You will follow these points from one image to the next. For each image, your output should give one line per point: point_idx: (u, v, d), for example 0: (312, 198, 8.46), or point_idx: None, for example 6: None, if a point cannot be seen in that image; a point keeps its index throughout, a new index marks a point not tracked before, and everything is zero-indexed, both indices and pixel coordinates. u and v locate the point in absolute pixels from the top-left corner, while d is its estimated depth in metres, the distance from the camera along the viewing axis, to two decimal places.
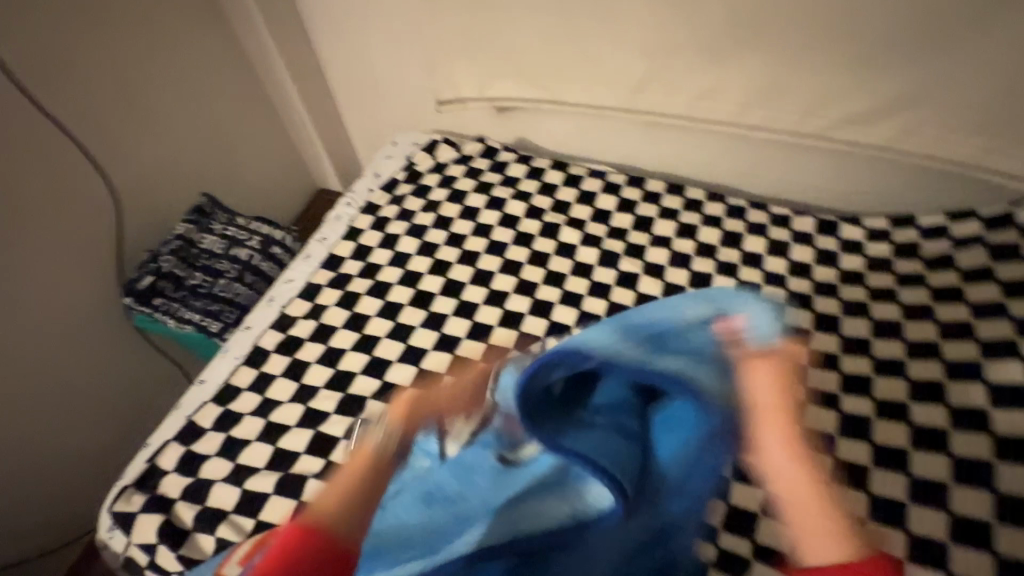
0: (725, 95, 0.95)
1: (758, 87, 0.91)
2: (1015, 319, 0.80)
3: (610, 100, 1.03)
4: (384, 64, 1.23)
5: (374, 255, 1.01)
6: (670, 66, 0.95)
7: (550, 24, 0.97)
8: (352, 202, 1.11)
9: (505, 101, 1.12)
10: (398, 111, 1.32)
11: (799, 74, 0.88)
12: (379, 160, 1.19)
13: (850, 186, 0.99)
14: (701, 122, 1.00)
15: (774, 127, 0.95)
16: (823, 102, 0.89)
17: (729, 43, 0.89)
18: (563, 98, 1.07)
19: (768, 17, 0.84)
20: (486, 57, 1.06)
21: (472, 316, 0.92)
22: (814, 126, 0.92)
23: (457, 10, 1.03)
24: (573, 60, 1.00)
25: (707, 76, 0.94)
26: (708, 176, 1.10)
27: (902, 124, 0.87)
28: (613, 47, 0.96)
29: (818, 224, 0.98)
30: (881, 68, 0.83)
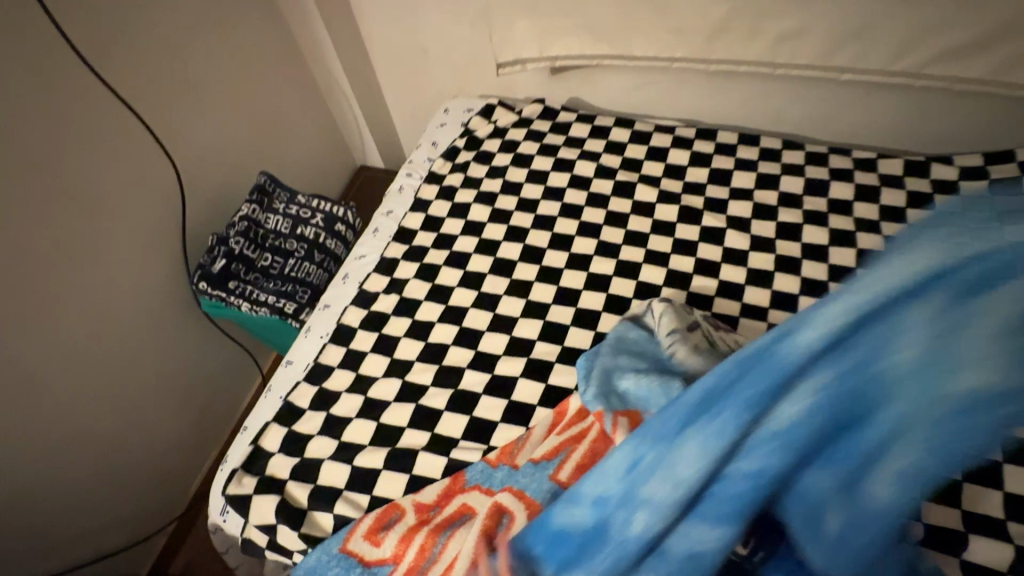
0: (811, 36, 0.89)
1: (849, 24, 0.86)
2: None
3: (682, 50, 0.98)
4: (431, 29, 1.18)
5: (446, 225, 0.98)
6: (752, 7, 0.89)
7: None
8: (413, 172, 1.08)
9: (566, 60, 1.06)
10: (444, 79, 1.28)
11: (896, 6, 0.83)
12: (434, 129, 1.16)
13: (940, 126, 0.95)
14: (782, 68, 0.94)
15: (863, 67, 0.90)
16: (921, 37, 0.84)
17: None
18: (631, 53, 1.01)
19: None
20: (547, 11, 1.01)
21: (556, 280, 0.90)
22: (908, 64, 0.87)
23: None
24: (643, 8, 0.95)
25: (793, 16, 0.88)
26: (783, 125, 1.06)
27: (1009, 55, 0.82)
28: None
29: (906, 165, 0.94)
30: None
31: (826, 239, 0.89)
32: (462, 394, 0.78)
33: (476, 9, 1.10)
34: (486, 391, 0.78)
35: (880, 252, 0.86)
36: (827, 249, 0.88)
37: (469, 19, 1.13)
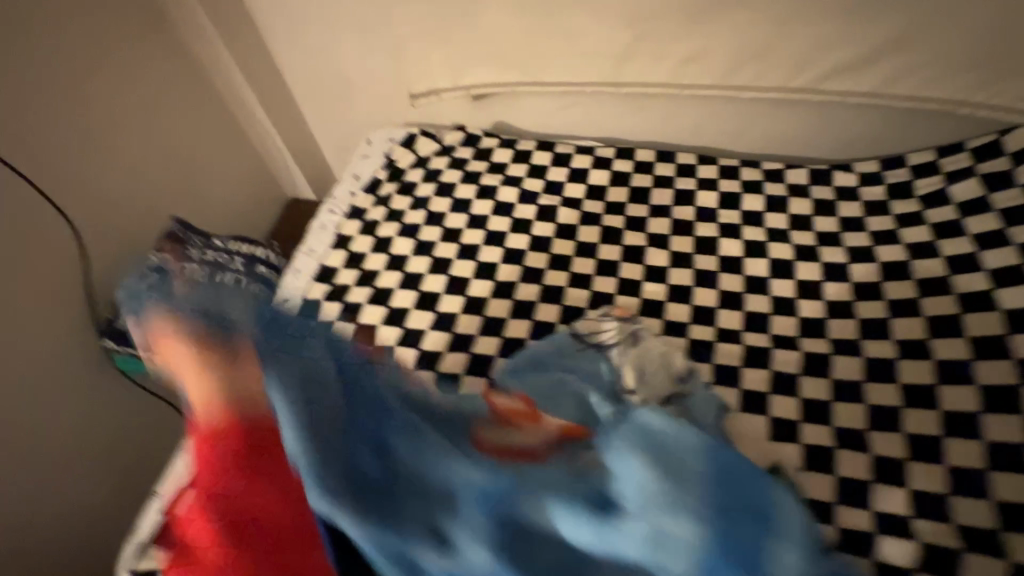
0: (710, 59, 0.93)
1: (745, 46, 0.90)
2: (1016, 244, 0.80)
3: (593, 76, 1.00)
4: (348, 61, 1.17)
5: (370, 261, 0.96)
6: (652, 33, 0.92)
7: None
8: (335, 208, 1.06)
9: (480, 88, 1.07)
10: (366, 110, 1.27)
11: (785, 26, 0.87)
12: (357, 162, 1.14)
13: (839, 135, 0.99)
14: (688, 89, 0.97)
15: (761, 85, 0.94)
16: (810, 56, 0.89)
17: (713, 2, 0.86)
18: (543, 79, 1.02)
19: None
20: (458, 41, 1.01)
21: (483, 311, 0.89)
22: (802, 81, 0.92)
23: None
24: (550, 38, 0.97)
25: (691, 41, 0.91)
26: (696, 140, 1.08)
27: (889, 70, 0.87)
28: (594, 17, 0.92)
29: (811, 174, 0.99)
30: (864, 15, 0.83)
31: (740, 251, 0.92)
32: None
33: (388, 42, 1.10)
34: None
35: (790, 261, 0.89)
36: (742, 261, 0.91)
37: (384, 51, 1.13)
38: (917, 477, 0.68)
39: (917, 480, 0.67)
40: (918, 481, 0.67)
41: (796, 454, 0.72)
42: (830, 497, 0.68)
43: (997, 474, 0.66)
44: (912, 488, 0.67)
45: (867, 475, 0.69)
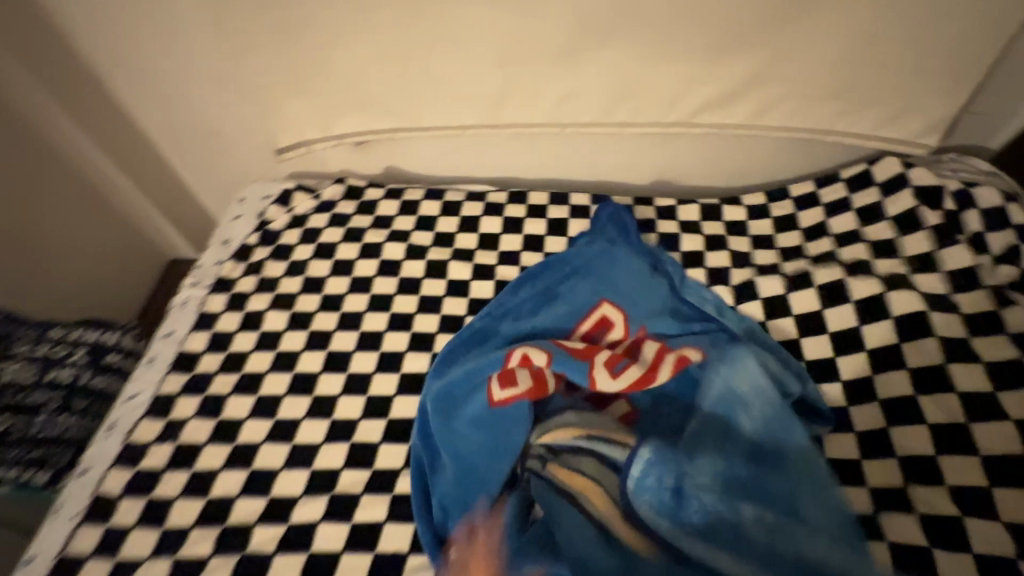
0: (587, 99, 0.90)
1: (620, 84, 0.87)
2: (878, 275, 0.78)
3: (469, 121, 0.95)
4: (211, 112, 1.06)
5: (237, 341, 0.86)
6: (523, 76, 0.88)
7: (382, 46, 0.86)
8: (198, 280, 0.94)
9: (354, 135, 0.99)
10: (242, 163, 1.15)
11: (657, 64, 0.84)
12: (227, 224, 1.02)
13: (725, 164, 0.97)
14: (570, 129, 0.94)
15: (642, 123, 0.92)
16: (683, 93, 0.87)
17: (583, 42, 0.83)
18: (422, 125, 0.97)
19: (613, 10, 0.79)
20: (320, 89, 0.94)
21: (365, 390, 0.80)
22: (678, 117, 0.90)
23: (273, 42, 0.89)
24: (419, 84, 0.91)
25: (564, 82, 0.88)
26: (593, 176, 1.04)
27: (759, 102, 0.87)
28: (462, 58, 0.87)
29: (702, 209, 0.95)
30: (728, 52, 0.82)
31: None
32: (250, 559, 0.67)
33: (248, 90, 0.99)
34: (279, 549, 0.68)
35: None
36: None
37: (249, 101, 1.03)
38: None
39: None
40: None
41: None
42: None
43: (884, 517, 0.62)
44: None
45: None
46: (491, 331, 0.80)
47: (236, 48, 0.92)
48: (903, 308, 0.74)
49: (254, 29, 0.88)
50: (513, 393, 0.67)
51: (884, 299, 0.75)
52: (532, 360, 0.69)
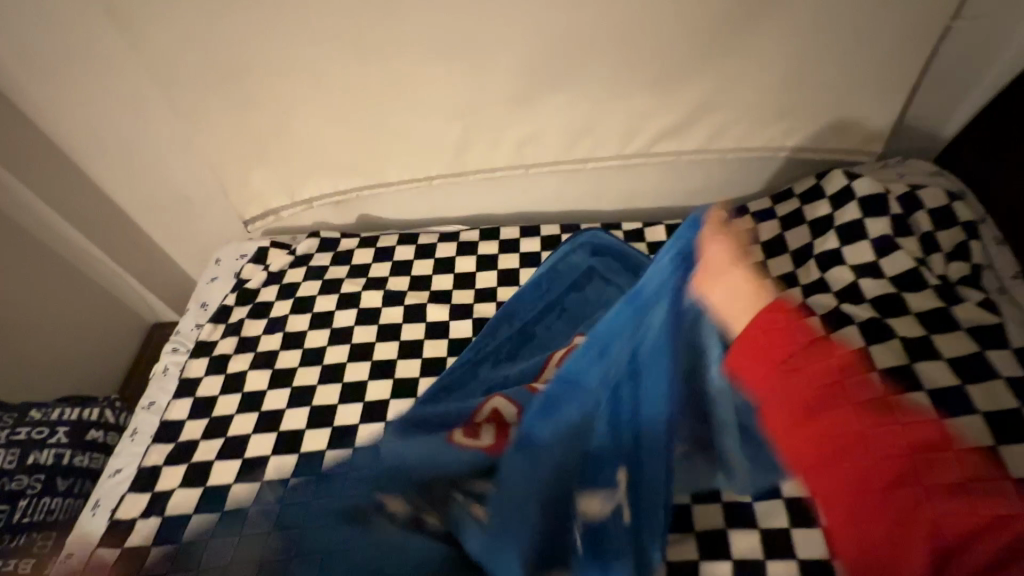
0: (547, 139, 0.93)
1: (576, 123, 0.91)
2: (837, 290, 0.81)
3: (437, 167, 0.98)
4: (183, 177, 1.08)
5: (219, 404, 0.85)
6: (484, 122, 0.91)
7: (346, 105, 0.89)
8: (179, 346, 0.94)
9: (320, 198, 1.03)
10: (216, 224, 1.16)
11: (608, 101, 0.88)
12: (204, 286, 1.03)
13: (685, 186, 1.01)
14: (533, 167, 0.97)
15: (602, 156, 0.96)
16: (638, 124, 0.91)
17: (533, 90, 0.87)
18: (387, 179, 1.00)
19: (563, 57, 0.83)
20: (289, 148, 0.96)
21: (352, 442, 0.80)
22: (636, 147, 0.94)
23: (237, 109, 0.91)
24: (385, 137, 0.94)
25: (523, 125, 0.92)
26: (558, 210, 1.07)
27: (711, 127, 0.91)
28: (420, 112, 0.90)
29: (667, 231, 0.98)
30: (677, 83, 0.86)
31: None
32: None
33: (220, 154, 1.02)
34: None
35: None
36: None
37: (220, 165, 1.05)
38: (800, 545, 0.65)
39: (801, 549, 0.65)
40: (802, 549, 0.65)
41: (691, 546, 0.67)
42: None
43: None
44: (801, 560, 0.64)
45: (759, 553, 0.65)
46: (470, 376, 0.80)
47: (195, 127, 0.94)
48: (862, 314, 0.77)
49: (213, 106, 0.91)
50: (472, 446, 0.61)
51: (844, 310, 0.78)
52: (502, 412, 0.68)
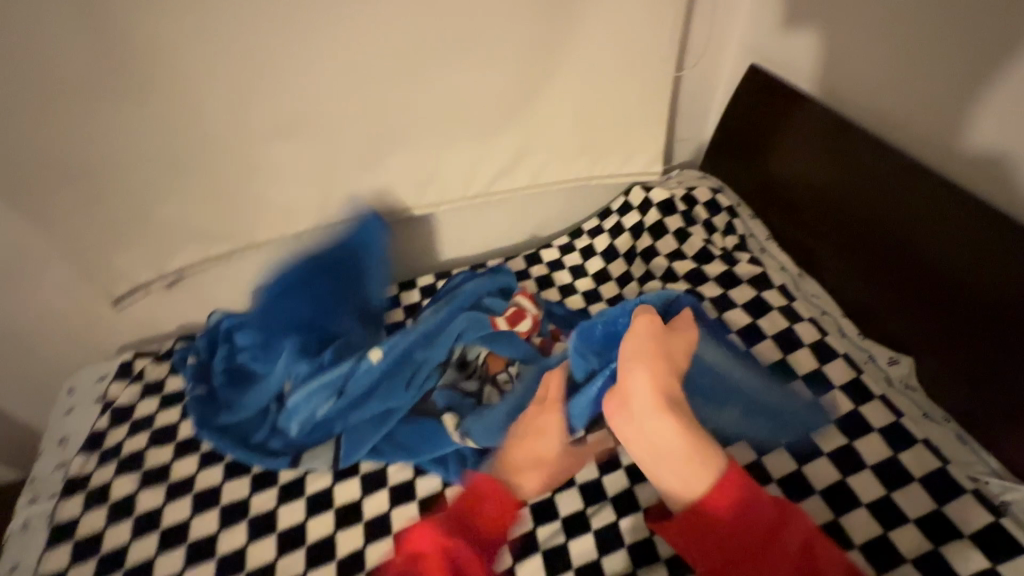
0: (399, 189, 1.02)
1: (422, 172, 1.02)
2: (659, 276, 1.04)
3: (303, 223, 1.01)
4: (11, 306, 0.98)
5: (110, 535, 0.78)
6: (340, 184, 0.98)
7: (200, 191, 0.91)
8: (40, 492, 0.83)
9: (193, 267, 0.98)
10: (61, 350, 1.06)
11: (445, 153, 1.01)
12: (59, 421, 0.93)
13: (533, 220, 1.20)
14: (391, 214, 1.05)
15: (450, 198, 1.07)
16: (473, 167, 1.04)
17: (376, 151, 0.96)
18: (254, 239, 0.99)
19: (397, 121, 0.94)
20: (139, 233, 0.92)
21: (274, 527, 0.79)
22: (478, 188, 1.07)
23: (71, 207, 0.87)
24: (243, 209, 0.95)
25: (375, 179, 1.00)
26: (423, 252, 1.17)
27: (535, 162, 1.08)
28: (278, 187, 0.95)
29: (526, 259, 1.17)
30: (499, 130, 1.01)
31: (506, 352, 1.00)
32: None
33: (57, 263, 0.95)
34: None
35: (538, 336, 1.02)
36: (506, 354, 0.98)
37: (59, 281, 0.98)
38: None
39: None
40: None
41: (608, 509, 0.79)
42: (646, 533, 0.76)
43: None
44: None
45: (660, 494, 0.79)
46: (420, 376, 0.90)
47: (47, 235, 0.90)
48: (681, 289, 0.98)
49: (67, 199, 0.86)
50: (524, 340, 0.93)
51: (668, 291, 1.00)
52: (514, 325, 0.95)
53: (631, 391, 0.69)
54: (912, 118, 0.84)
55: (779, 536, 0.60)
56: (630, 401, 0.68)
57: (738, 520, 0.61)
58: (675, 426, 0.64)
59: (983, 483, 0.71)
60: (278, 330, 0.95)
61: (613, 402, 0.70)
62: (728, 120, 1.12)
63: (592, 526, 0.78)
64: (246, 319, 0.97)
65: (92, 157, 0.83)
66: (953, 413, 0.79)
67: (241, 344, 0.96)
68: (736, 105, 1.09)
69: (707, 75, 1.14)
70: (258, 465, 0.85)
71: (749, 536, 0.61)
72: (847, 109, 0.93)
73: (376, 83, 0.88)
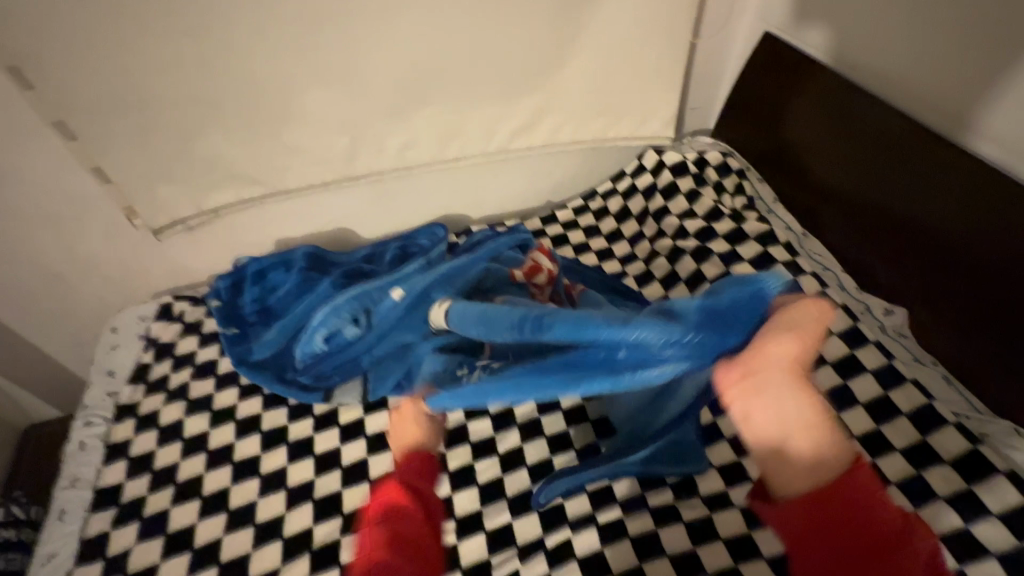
0: (422, 143, 1.07)
1: (445, 127, 1.06)
2: (670, 235, 1.10)
3: (332, 175, 1.06)
4: (58, 247, 1.03)
5: (162, 455, 0.85)
6: (367, 135, 1.03)
7: (238, 138, 0.96)
8: (94, 417, 0.90)
9: (229, 208, 1.04)
10: (102, 293, 1.12)
11: (466, 109, 1.05)
12: (105, 356, 0.99)
13: (550, 181, 1.25)
14: (414, 167, 1.10)
15: (471, 153, 1.12)
16: (493, 123, 1.09)
17: (403, 103, 1.00)
18: (287, 186, 1.05)
19: (423, 74, 0.98)
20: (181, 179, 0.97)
21: (310, 450, 0.86)
22: (497, 143, 1.12)
23: (114, 148, 0.91)
24: (276, 157, 1.00)
25: (401, 132, 1.04)
26: (444, 210, 1.22)
27: (551, 120, 1.12)
28: (310, 136, 0.99)
29: (542, 218, 1.22)
30: (519, 87, 1.05)
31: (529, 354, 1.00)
32: None
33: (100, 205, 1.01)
34: None
35: None
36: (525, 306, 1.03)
37: (102, 226, 1.04)
38: None
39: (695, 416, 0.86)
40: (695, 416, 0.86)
41: None
42: None
43: None
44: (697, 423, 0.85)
45: None
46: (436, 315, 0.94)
47: (96, 176, 0.96)
48: (690, 246, 1.04)
49: (113, 141, 0.91)
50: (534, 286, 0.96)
51: (679, 248, 1.05)
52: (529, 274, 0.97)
53: (764, 362, 0.60)
54: (921, 82, 0.88)
55: (905, 542, 0.55)
56: (755, 371, 0.60)
57: (859, 519, 0.56)
58: (799, 401, 0.59)
59: (965, 418, 0.77)
60: (310, 284, 1.01)
61: (731, 372, 0.61)
62: (742, 86, 1.16)
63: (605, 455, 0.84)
64: (284, 268, 1.04)
65: (137, 101, 0.87)
66: (942, 358, 0.85)
67: (277, 292, 1.02)
68: (750, 71, 1.14)
69: (721, 41, 1.18)
70: (292, 398, 0.91)
71: (861, 533, 0.56)
72: (856, 73, 0.97)
73: (407, 29, 0.91)
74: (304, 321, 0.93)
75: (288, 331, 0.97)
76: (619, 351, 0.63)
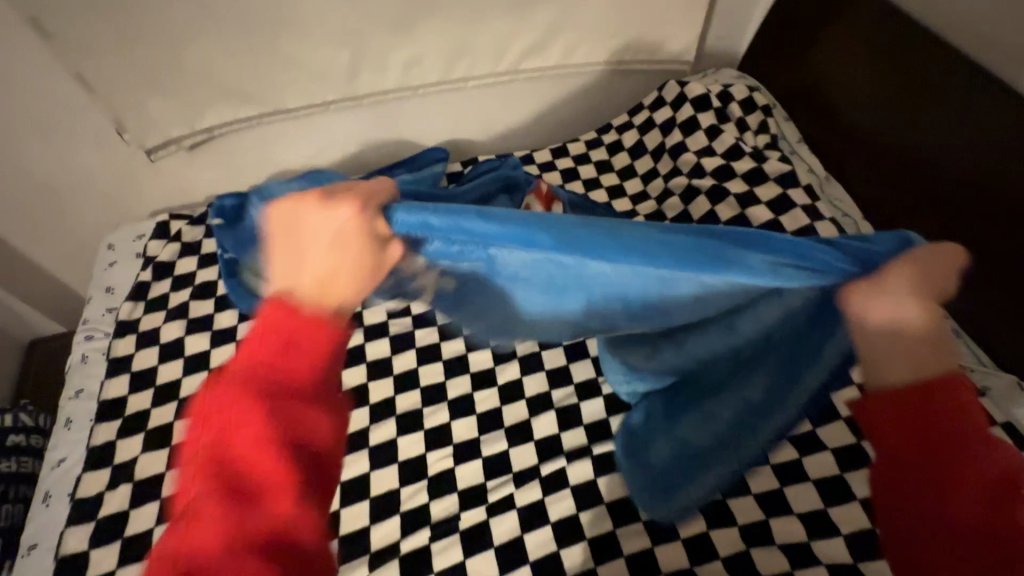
0: (428, 61, 1.00)
1: (453, 44, 0.99)
2: (685, 173, 1.05)
3: (332, 93, 1.00)
4: (48, 159, 0.99)
5: (164, 372, 0.86)
6: (370, 49, 0.96)
7: (230, 46, 0.89)
8: (95, 332, 0.90)
9: (224, 125, 0.98)
10: (97, 210, 1.09)
11: (476, 24, 0.97)
12: (103, 273, 0.97)
13: (562, 112, 1.19)
14: (419, 88, 1.04)
15: (479, 74, 1.05)
16: (505, 42, 1.01)
17: (408, 13, 0.93)
18: (285, 103, 0.99)
19: None
20: (172, 89, 0.92)
21: None
22: (507, 65, 1.05)
23: (98, 50, 0.85)
24: (272, 70, 0.94)
25: (405, 48, 0.97)
26: (450, 137, 1.16)
27: (567, 41, 1.04)
28: (308, 47, 0.93)
29: (552, 151, 1.17)
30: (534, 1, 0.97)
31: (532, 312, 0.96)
32: None
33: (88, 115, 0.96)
34: None
35: None
36: None
37: (93, 138, 0.99)
38: None
39: None
40: None
41: None
42: None
43: None
44: None
45: None
46: None
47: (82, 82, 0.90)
48: (706, 185, 1.00)
49: (96, 42, 0.84)
50: None
51: (694, 186, 1.01)
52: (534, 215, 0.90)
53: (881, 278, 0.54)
54: (977, 11, 0.81)
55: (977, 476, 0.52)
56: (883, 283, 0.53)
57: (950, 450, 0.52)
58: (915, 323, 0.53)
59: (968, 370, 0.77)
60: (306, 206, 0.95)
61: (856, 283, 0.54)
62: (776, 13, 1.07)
63: (602, 390, 0.84)
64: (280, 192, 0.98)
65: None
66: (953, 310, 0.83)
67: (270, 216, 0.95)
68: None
69: None
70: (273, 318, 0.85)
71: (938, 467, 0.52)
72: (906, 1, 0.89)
73: None
74: (257, 258, 0.83)
75: (253, 272, 0.87)
76: (722, 249, 0.53)
